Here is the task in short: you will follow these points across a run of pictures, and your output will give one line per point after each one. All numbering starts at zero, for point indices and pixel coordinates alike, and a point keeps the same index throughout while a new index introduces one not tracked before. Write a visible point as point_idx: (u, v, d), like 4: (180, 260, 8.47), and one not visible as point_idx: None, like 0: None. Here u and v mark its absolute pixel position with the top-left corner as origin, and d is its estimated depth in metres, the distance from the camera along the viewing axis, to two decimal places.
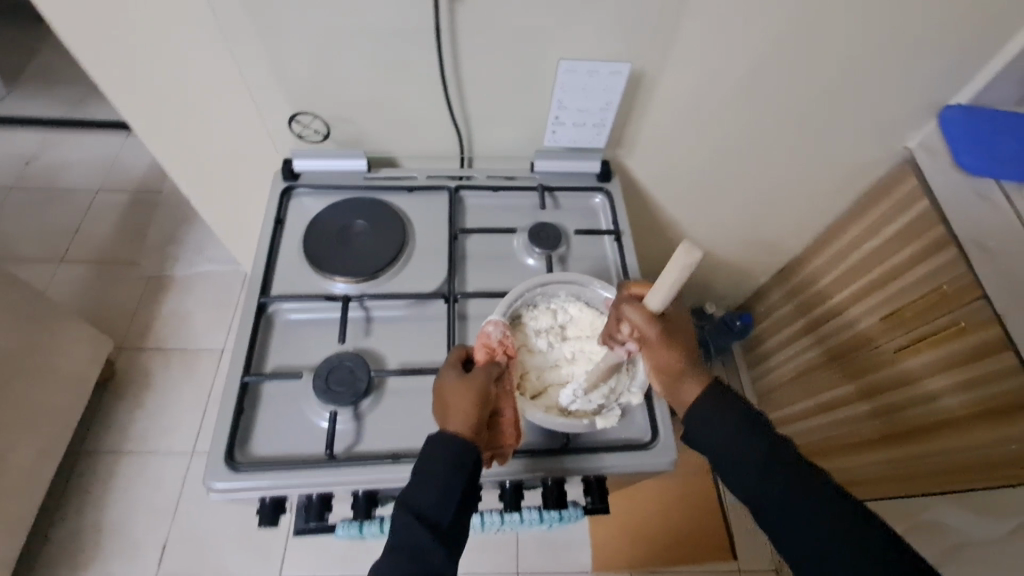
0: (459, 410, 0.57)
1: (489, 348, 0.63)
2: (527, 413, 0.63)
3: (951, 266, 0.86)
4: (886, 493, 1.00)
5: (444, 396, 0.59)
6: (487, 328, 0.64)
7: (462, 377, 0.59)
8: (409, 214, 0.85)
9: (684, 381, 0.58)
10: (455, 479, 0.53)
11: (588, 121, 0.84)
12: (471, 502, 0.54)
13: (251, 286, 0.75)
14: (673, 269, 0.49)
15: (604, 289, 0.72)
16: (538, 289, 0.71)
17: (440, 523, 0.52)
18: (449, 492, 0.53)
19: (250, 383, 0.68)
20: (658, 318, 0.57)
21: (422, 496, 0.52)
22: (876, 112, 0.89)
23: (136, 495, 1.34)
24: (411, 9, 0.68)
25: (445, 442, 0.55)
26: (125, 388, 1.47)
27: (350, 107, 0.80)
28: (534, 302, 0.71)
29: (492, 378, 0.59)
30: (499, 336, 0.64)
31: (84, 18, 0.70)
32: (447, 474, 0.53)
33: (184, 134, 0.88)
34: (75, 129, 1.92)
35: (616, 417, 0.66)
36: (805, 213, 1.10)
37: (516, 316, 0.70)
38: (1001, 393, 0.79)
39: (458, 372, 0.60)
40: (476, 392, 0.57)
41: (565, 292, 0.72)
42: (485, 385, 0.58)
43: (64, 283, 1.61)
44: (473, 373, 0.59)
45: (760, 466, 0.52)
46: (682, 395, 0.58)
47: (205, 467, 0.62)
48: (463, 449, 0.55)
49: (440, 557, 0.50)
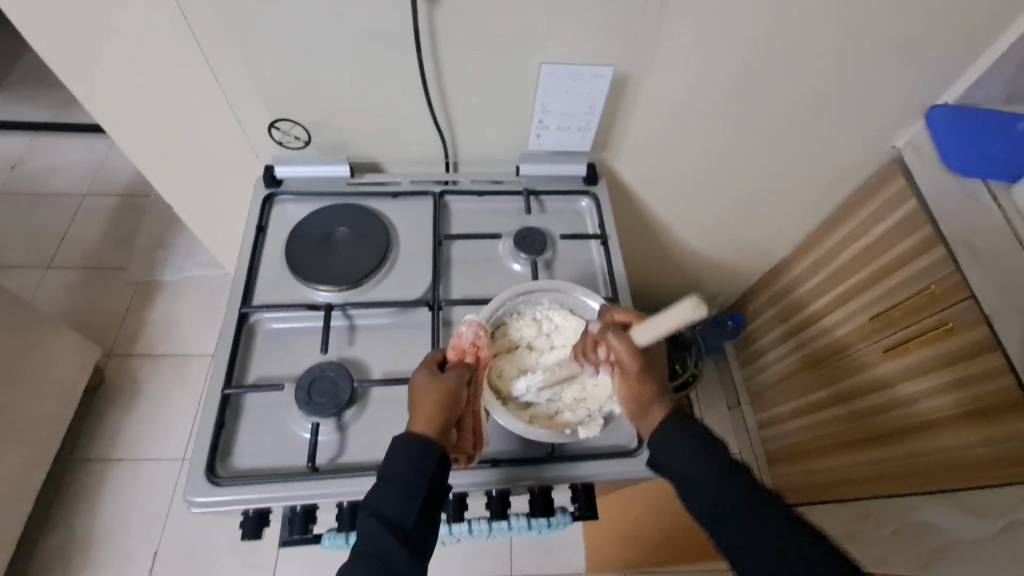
0: (425, 411, 0.56)
1: (460, 350, 0.62)
2: (497, 415, 0.63)
3: (939, 267, 0.86)
4: (868, 493, 1.00)
5: (415, 395, 0.58)
6: (460, 329, 0.63)
7: (434, 377, 0.59)
8: (393, 220, 0.85)
9: (646, 410, 0.58)
10: (419, 480, 0.53)
11: (573, 124, 0.83)
12: (437, 503, 0.54)
13: (233, 296, 0.74)
14: (670, 311, 0.51)
15: (586, 296, 0.71)
16: (520, 298, 0.70)
17: (405, 526, 0.51)
18: (411, 494, 0.52)
19: (231, 395, 0.68)
20: (638, 349, 0.59)
21: (384, 500, 0.52)
22: (862, 112, 0.88)
23: (127, 504, 1.33)
24: (390, 14, 0.67)
25: (407, 441, 0.55)
26: (114, 394, 1.46)
27: (331, 112, 0.79)
28: (518, 311, 0.71)
29: (464, 380, 0.59)
30: (472, 337, 0.62)
31: (58, 26, 0.69)
32: (407, 477, 0.53)
33: (163, 141, 0.87)
34: (61, 133, 1.90)
35: (600, 426, 0.65)
36: (794, 213, 1.09)
37: (501, 326, 0.70)
38: (987, 394, 0.79)
39: (432, 371, 0.60)
40: (445, 395, 0.57)
41: (548, 299, 0.71)
42: (456, 386, 0.58)
43: (52, 290, 1.59)
44: (446, 373, 0.59)
45: (722, 489, 0.52)
46: (641, 426, 0.58)
47: (186, 482, 0.62)
48: (427, 451, 0.54)
49: (403, 558, 0.49)
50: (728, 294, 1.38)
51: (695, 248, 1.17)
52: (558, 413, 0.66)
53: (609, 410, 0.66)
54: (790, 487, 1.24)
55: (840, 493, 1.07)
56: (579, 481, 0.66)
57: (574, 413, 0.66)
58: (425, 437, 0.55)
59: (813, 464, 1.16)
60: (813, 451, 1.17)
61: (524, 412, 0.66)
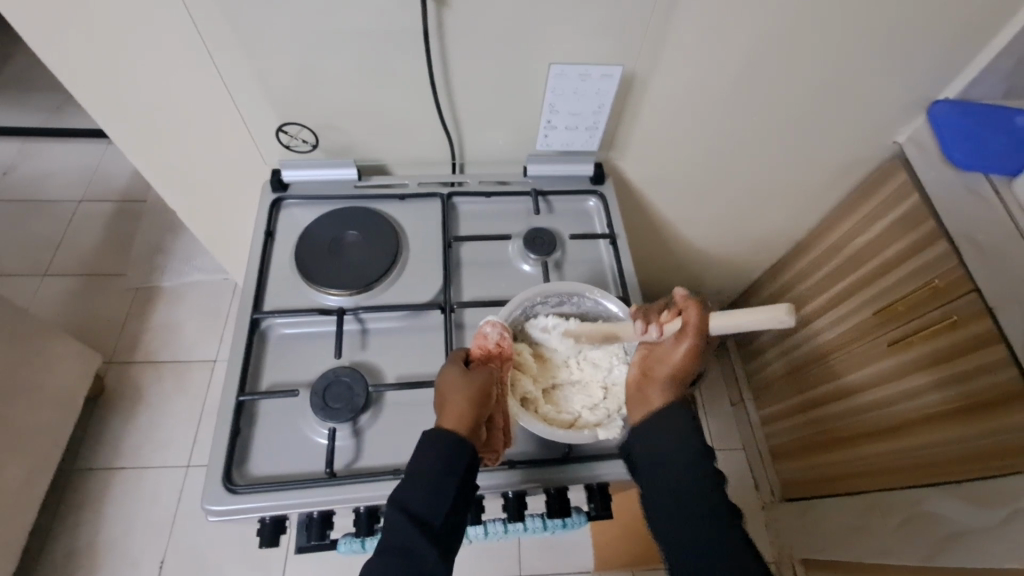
0: (454, 409, 0.56)
1: (487, 351, 0.62)
2: (520, 421, 0.62)
3: (941, 260, 0.87)
4: (876, 486, 1.00)
5: (444, 393, 0.58)
6: (486, 329, 0.63)
7: (463, 373, 0.59)
8: (401, 222, 0.84)
9: (661, 390, 0.59)
10: (448, 477, 0.53)
11: (581, 124, 0.83)
12: (465, 504, 0.54)
13: (244, 301, 0.74)
14: (757, 312, 0.51)
15: (603, 298, 0.71)
16: (537, 300, 0.70)
17: (432, 522, 0.51)
18: (440, 491, 0.52)
19: (246, 401, 0.67)
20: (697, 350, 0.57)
21: (414, 496, 0.52)
22: (865, 108, 0.89)
23: (132, 515, 1.32)
24: (399, 18, 0.67)
25: (437, 438, 0.55)
26: (115, 402, 1.45)
27: (339, 114, 0.79)
28: (535, 311, 0.71)
29: (494, 378, 0.59)
30: (497, 337, 0.62)
31: (57, 28, 0.68)
32: (438, 474, 0.53)
33: (167, 146, 0.86)
34: (54, 138, 1.87)
35: (620, 428, 0.64)
36: (797, 209, 1.10)
37: (519, 325, 0.70)
38: (989, 387, 0.80)
39: (460, 368, 0.60)
40: (475, 391, 0.57)
41: (563, 300, 0.71)
42: (487, 383, 0.58)
43: (48, 297, 1.57)
44: (474, 371, 0.59)
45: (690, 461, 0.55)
46: (645, 401, 0.59)
47: (202, 489, 0.61)
48: (459, 448, 0.54)
49: (429, 557, 0.49)
50: (732, 289, 1.38)
51: (700, 245, 1.18)
52: (579, 413, 0.67)
53: (629, 411, 0.65)
54: (796, 480, 1.25)
55: (845, 487, 1.08)
56: (595, 480, 0.66)
57: (593, 414, 0.66)
58: (457, 436, 0.55)
59: (819, 458, 1.17)
60: (815, 446, 1.18)
61: (544, 412, 0.66)
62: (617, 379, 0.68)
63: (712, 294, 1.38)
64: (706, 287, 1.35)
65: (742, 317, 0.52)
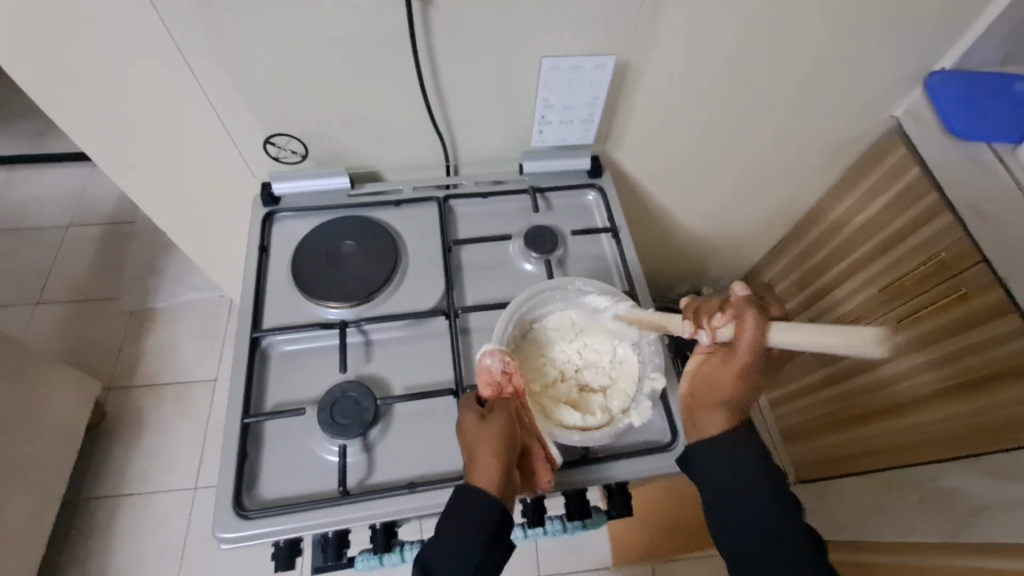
0: (483, 462, 0.54)
1: (496, 384, 0.60)
2: (560, 436, 0.60)
3: (948, 233, 0.86)
4: (893, 463, 1.00)
5: (468, 444, 0.56)
6: (486, 362, 0.60)
7: (483, 421, 0.56)
8: (399, 229, 0.83)
9: (716, 404, 0.58)
10: (473, 538, 0.52)
11: (575, 118, 0.82)
12: (491, 571, 0.52)
13: (242, 320, 0.72)
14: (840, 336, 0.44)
15: (586, 285, 0.69)
16: (524, 310, 0.67)
17: None
18: (466, 558, 0.51)
19: (251, 424, 0.65)
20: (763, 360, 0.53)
21: (440, 558, 0.51)
22: (861, 83, 0.88)
23: (142, 541, 1.30)
24: (381, 21, 0.65)
25: (468, 497, 0.53)
26: (117, 428, 1.43)
27: (328, 123, 0.77)
28: (523, 321, 0.68)
29: (513, 417, 0.57)
30: (501, 367, 0.60)
31: (29, 48, 0.65)
32: (463, 536, 0.52)
33: (153, 166, 0.84)
34: (36, 164, 1.84)
35: (648, 407, 0.65)
36: (796, 190, 1.09)
37: (512, 340, 0.67)
38: (1003, 357, 0.79)
39: (478, 412, 0.58)
40: (501, 440, 0.55)
41: (547, 300, 0.68)
42: (508, 426, 0.56)
43: (42, 325, 1.55)
44: (493, 414, 0.57)
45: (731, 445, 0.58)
46: (706, 408, 0.59)
47: (213, 517, 0.60)
48: (486, 510, 0.53)
49: None
50: (733, 274, 1.37)
51: (699, 232, 1.16)
52: (604, 411, 0.64)
53: (650, 388, 0.66)
54: (810, 461, 1.24)
55: (862, 465, 1.07)
56: (614, 481, 0.65)
57: (617, 402, 0.65)
58: (485, 492, 0.53)
59: (833, 438, 1.16)
60: (826, 427, 1.18)
61: (575, 423, 0.63)
62: (623, 357, 0.68)
63: (714, 281, 1.37)
64: (709, 274, 1.34)
65: (822, 333, 0.45)
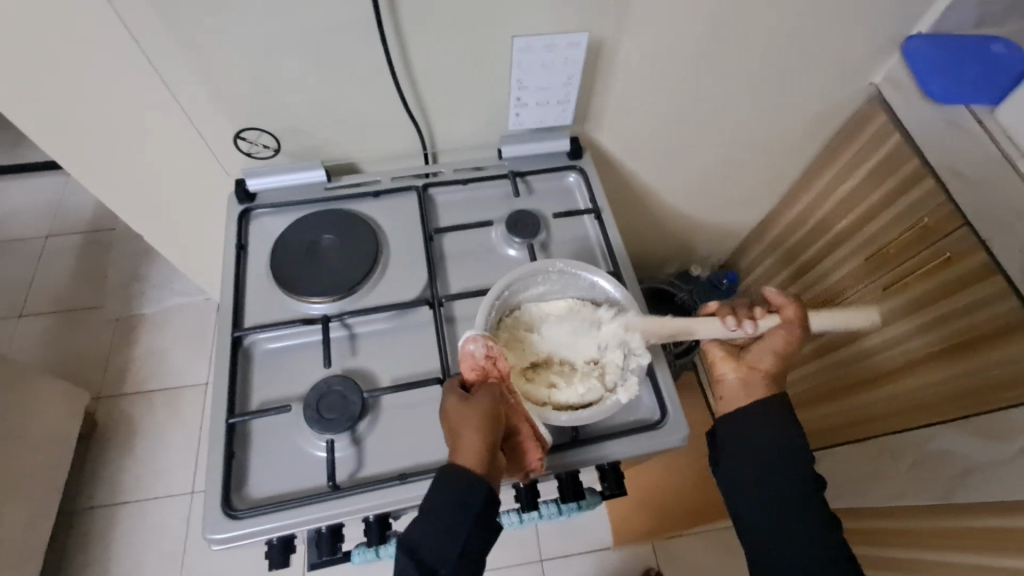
0: (468, 443, 0.54)
1: (480, 368, 0.58)
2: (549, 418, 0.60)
3: (929, 198, 0.86)
4: (884, 430, 1.00)
5: (453, 426, 0.55)
6: (469, 347, 0.58)
7: (466, 403, 0.56)
8: (378, 220, 0.81)
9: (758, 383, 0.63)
10: (459, 520, 0.52)
11: (552, 99, 0.80)
12: (477, 550, 0.52)
13: (223, 320, 0.71)
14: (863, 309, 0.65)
15: (570, 266, 0.68)
16: (506, 292, 0.67)
17: (439, 568, 0.51)
18: (451, 540, 0.51)
19: (237, 424, 0.65)
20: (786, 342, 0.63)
21: (425, 537, 0.51)
22: (839, 49, 0.87)
23: (140, 549, 1.30)
24: (345, 8, 0.63)
25: (453, 478, 0.53)
26: (109, 436, 1.41)
27: (299, 116, 0.75)
28: (507, 303, 0.68)
29: (498, 397, 0.57)
30: (484, 351, 0.58)
31: None
32: (448, 517, 0.52)
33: (124, 168, 0.82)
34: (9, 174, 1.79)
35: (636, 384, 0.64)
36: (779, 163, 1.08)
37: (496, 322, 0.67)
38: (990, 318, 0.79)
39: (460, 395, 0.57)
40: (485, 420, 0.54)
41: (529, 280, 0.68)
42: (491, 406, 0.55)
43: (27, 338, 1.53)
44: (476, 395, 0.56)
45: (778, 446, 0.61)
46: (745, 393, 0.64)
47: (203, 518, 0.59)
48: (471, 491, 0.52)
49: None
50: (721, 252, 1.36)
51: (685, 211, 1.16)
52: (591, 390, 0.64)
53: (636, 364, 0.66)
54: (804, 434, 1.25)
55: (855, 434, 1.07)
56: (607, 461, 0.64)
57: (604, 382, 0.65)
58: (471, 473, 0.53)
59: (824, 408, 1.16)
60: (817, 397, 1.18)
61: (566, 403, 0.63)
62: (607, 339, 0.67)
63: (702, 260, 1.37)
64: (697, 252, 1.33)
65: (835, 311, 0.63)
